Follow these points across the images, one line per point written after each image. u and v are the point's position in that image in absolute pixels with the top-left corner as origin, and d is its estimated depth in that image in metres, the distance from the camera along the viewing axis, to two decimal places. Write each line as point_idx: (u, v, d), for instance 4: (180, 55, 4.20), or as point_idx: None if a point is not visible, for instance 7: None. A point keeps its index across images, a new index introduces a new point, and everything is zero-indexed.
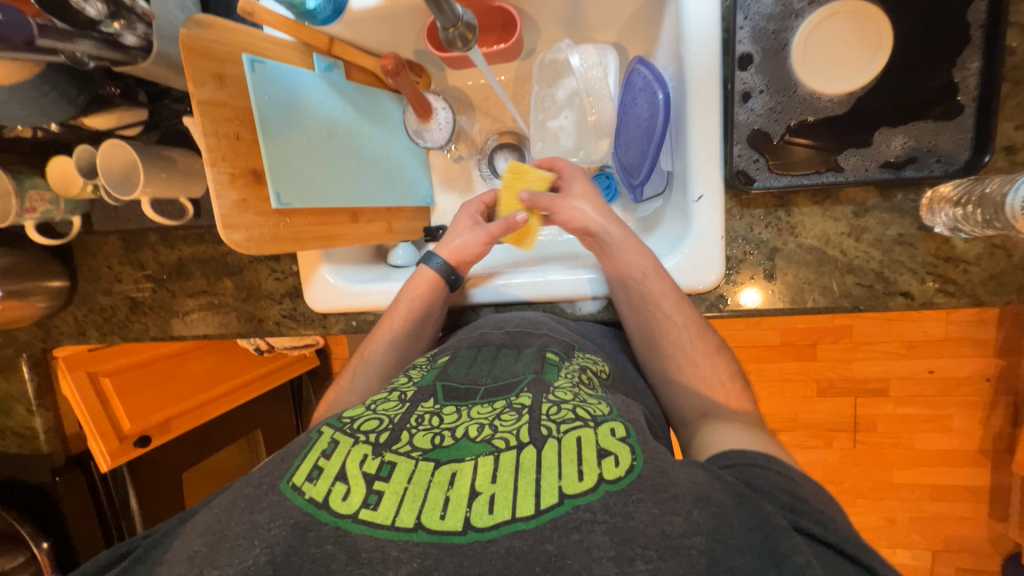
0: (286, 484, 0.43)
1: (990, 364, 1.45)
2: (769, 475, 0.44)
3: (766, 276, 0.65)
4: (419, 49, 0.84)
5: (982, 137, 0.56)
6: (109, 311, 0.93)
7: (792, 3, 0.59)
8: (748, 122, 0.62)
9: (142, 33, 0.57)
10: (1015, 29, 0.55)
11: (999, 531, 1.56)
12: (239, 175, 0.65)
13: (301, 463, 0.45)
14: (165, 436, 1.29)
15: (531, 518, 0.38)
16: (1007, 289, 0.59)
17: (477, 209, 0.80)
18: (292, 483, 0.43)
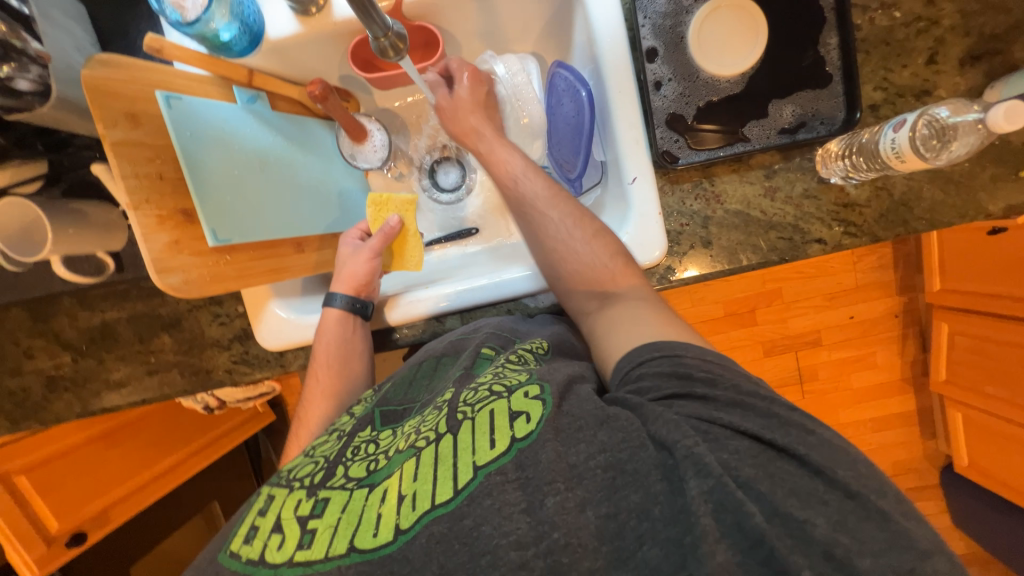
0: (226, 552, 0.52)
1: (895, 301, 1.66)
2: (721, 401, 0.50)
3: (703, 244, 0.71)
4: (344, 74, 0.84)
5: (851, 100, 0.66)
6: (21, 394, 0.82)
7: (681, 2, 0.67)
8: (663, 107, 0.69)
9: (37, 75, 0.53)
10: (859, 10, 0.67)
11: (932, 447, 1.76)
12: (167, 216, 0.61)
13: (240, 528, 0.53)
14: (104, 528, 1.15)
15: (449, 501, 0.48)
16: (895, 223, 0.69)
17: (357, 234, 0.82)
18: (237, 546, 0.52)
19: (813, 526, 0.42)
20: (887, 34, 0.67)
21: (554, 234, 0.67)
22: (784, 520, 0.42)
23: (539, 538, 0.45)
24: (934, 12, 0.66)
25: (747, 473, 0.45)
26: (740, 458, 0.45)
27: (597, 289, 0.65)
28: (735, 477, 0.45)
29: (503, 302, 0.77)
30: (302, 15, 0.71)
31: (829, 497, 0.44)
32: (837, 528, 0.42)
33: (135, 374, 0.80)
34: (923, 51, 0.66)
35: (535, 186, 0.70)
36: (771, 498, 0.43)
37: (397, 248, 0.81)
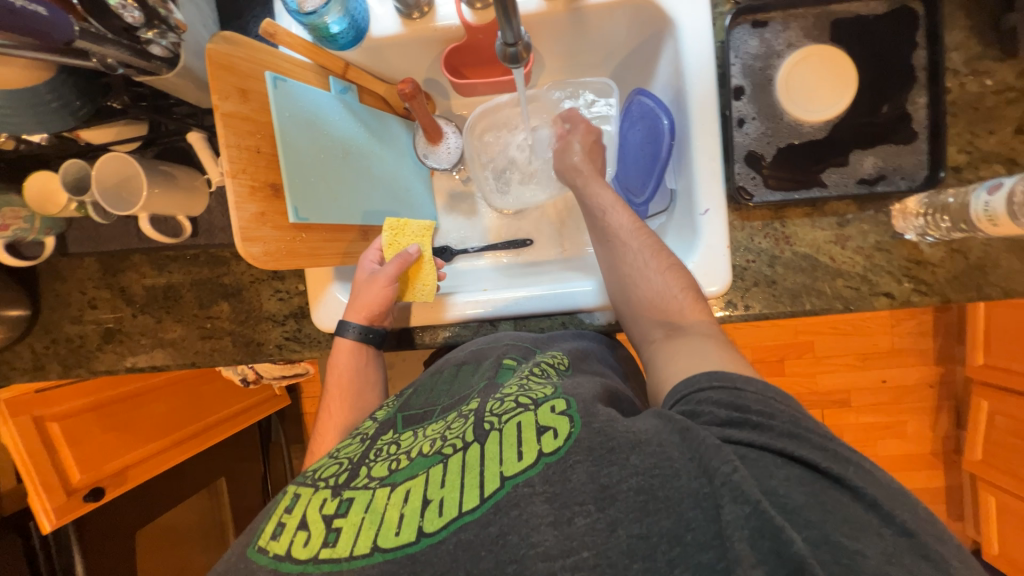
0: (254, 548, 0.50)
1: (933, 371, 1.61)
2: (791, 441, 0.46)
3: (768, 282, 0.71)
4: (429, 77, 0.87)
5: (936, 158, 0.66)
6: (77, 342, 0.84)
7: (773, 46, 0.69)
8: (744, 144, 0.70)
9: (171, 42, 0.57)
10: (950, 74, 0.67)
11: (958, 529, 1.67)
12: (258, 189, 0.63)
13: (266, 526, 0.52)
14: (120, 488, 1.14)
15: (475, 508, 0.46)
16: (968, 287, 0.68)
17: (372, 257, 0.79)
18: (262, 544, 0.50)
19: (864, 558, 0.39)
20: (975, 100, 0.67)
21: (631, 262, 0.68)
22: (833, 550, 0.40)
23: (564, 553, 0.43)
24: None
25: (795, 500, 0.42)
26: (791, 486, 0.43)
27: (666, 321, 0.64)
28: (781, 506, 0.42)
29: (558, 315, 0.77)
30: (405, 19, 0.75)
31: (881, 529, 0.42)
32: (887, 559, 0.40)
33: (189, 336, 0.82)
34: (1012, 121, 0.66)
35: (621, 219, 0.72)
36: (820, 527, 0.41)
37: (412, 274, 0.78)
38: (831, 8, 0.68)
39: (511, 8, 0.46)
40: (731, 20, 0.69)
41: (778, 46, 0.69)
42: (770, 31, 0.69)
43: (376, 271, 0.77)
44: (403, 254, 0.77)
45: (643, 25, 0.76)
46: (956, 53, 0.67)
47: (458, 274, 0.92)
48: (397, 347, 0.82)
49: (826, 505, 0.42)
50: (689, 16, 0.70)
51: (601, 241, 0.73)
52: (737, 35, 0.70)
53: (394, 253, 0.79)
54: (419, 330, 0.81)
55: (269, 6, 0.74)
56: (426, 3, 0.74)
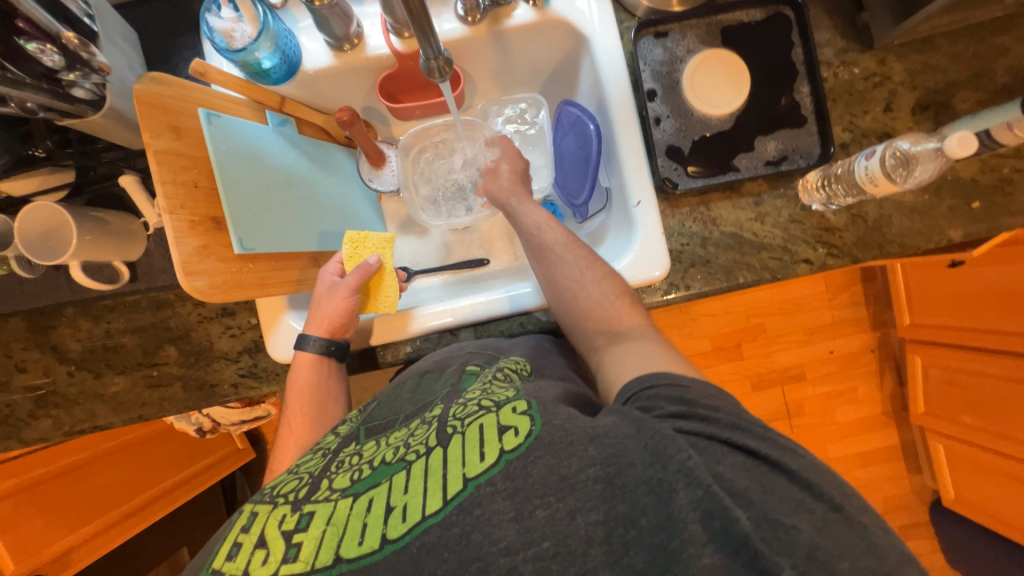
0: (209, 569, 0.49)
1: (871, 336, 1.74)
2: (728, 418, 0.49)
3: (703, 262, 0.77)
4: (367, 105, 0.90)
5: (825, 137, 0.76)
6: (4, 411, 0.77)
7: (675, 52, 0.77)
8: (663, 140, 0.77)
9: (94, 83, 0.58)
10: (824, 66, 0.78)
11: (919, 483, 1.78)
12: (198, 222, 0.62)
13: (221, 547, 0.50)
14: (63, 574, 1.02)
15: (439, 510, 0.46)
16: (872, 246, 0.76)
17: (333, 270, 0.79)
18: (218, 565, 0.49)
19: (799, 531, 0.42)
20: (849, 86, 0.77)
21: (569, 275, 0.71)
22: (772, 527, 0.42)
23: (526, 545, 0.43)
24: (886, 69, 0.77)
25: (740, 483, 0.45)
26: (735, 469, 0.46)
27: (608, 329, 0.67)
28: (728, 489, 0.44)
29: (515, 316, 0.79)
30: (337, 51, 0.78)
31: (814, 506, 0.44)
32: (819, 532, 0.42)
33: (134, 388, 0.78)
34: (880, 101, 0.77)
35: (555, 234, 0.75)
36: (760, 506, 0.43)
37: (373, 285, 0.79)
38: (719, 17, 0.77)
39: (429, 29, 0.50)
40: (636, 33, 0.77)
41: (679, 52, 0.78)
42: (670, 40, 0.78)
43: (337, 284, 0.76)
44: (362, 265, 0.77)
45: (559, 43, 0.83)
46: (827, 48, 0.78)
47: (419, 292, 0.94)
48: (364, 367, 0.82)
49: (766, 487, 0.45)
50: (598, 30, 0.77)
51: (538, 257, 0.75)
52: (643, 45, 0.78)
53: (355, 265, 0.78)
54: (383, 348, 0.80)
55: (198, 47, 0.75)
56: (355, 35, 0.77)
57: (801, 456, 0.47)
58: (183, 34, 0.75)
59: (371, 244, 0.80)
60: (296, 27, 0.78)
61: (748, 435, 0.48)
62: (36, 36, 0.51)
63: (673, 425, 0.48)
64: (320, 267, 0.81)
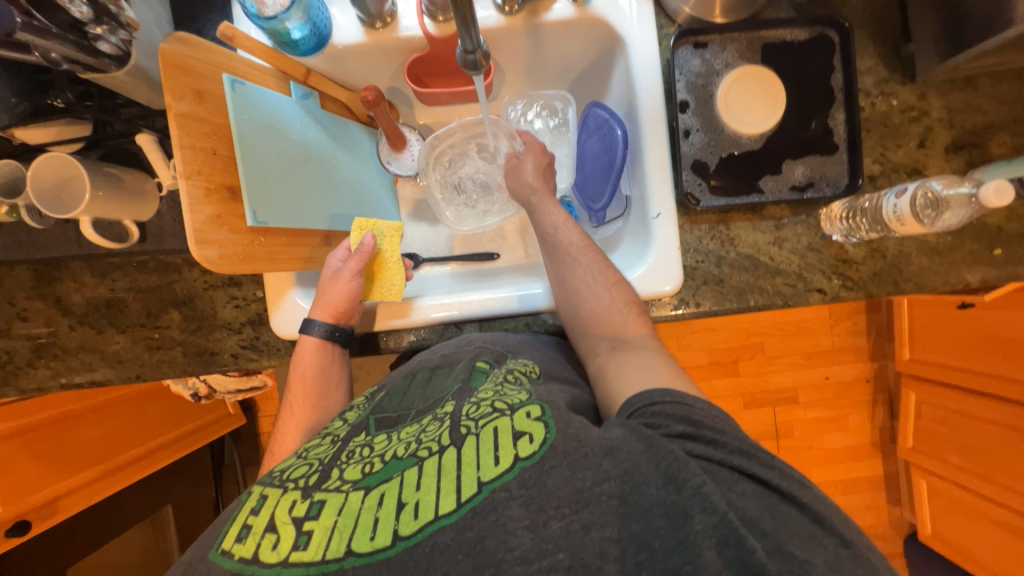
0: (216, 552, 0.49)
1: (868, 367, 1.74)
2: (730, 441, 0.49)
3: (716, 281, 0.77)
4: (392, 85, 0.89)
5: (854, 168, 0.74)
6: (3, 357, 0.77)
7: (713, 65, 0.76)
8: (690, 153, 0.76)
9: (121, 39, 0.56)
10: (862, 94, 0.76)
11: (896, 515, 1.80)
12: (214, 191, 0.61)
13: (230, 528, 0.50)
14: (48, 521, 1.03)
15: (453, 512, 0.46)
16: (888, 283, 0.76)
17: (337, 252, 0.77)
18: (226, 547, 0.49)
19: (812, 566, 0.42)
20: (884, 118, 0.76)
21: (580, 278, 0.70)
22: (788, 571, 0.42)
23: (541, 555, 0.44)
24: (925, 104, 0.75)
25: (753, 512, 0.45)
26: (747, 499, 0.46)
27: (614, 335, 0.67)
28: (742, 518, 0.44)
29: (522, 316, 0.78)
30: (368, 28, 0.77)
31: (826, 539, 0.44)
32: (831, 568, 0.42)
33: (134, 347, 0.78)
34: (915, 136, 0.76)
35: (572, 235, 0.73)
36: (774, 537, 0.43)
37: (377, 270, 0.78)
38: (762, 33, 0.75)
39: (470, 19, 0.48)
40: (675, 40, 0.75)
41: (717, 65, 0.76)
42: (709, 52, 0.76)
43: (338, 267, 0.75)
44: (361, 247, 0.76)
45: (595, 42, 0.81)
46: (867, 76, 0.76)
47: (428, 279, 0.94)
48: (365, 350, 0.81)
49: (777, 517, 0.45)
50: (636, 34, 0.75)
51: (551, 258, 0.73)
52: (680, 54, 0.76)
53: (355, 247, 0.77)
54: (386, 335, 0.80)
55: (227, 9, 0.74)
56: (389, 14, 0.75)
57: (809, 488, 0.47)
58: None
59: (378, 228, 0.79)
60: None
61: (752, 461, 0.48)
62: None
63: (683, 447, 0.49)
64: (331, 248, 0.80)
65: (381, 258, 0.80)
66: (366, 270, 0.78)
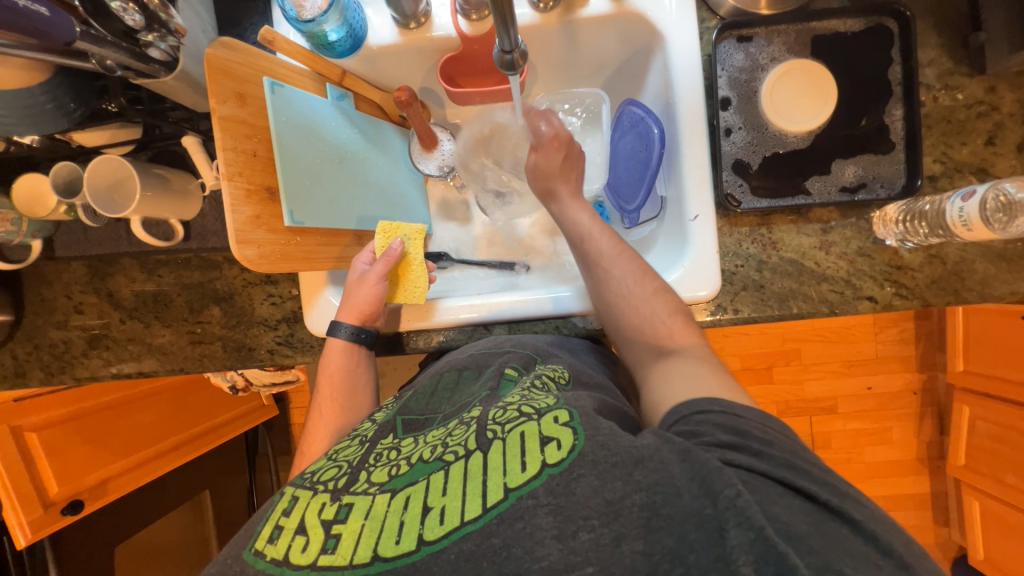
0: (249, 551, 0.51)
1: (916, 378, 1.64)
2: (774, 454, 0.47)
3: (755, 286, 0.73)
4: (425, 85, 0.89)
5: (913, 168, 0.69)
6: (61, 347, 0.82)
7: (758, 59, 0.72)
8: (731, 152, 0.73)
9: (170, 45, 0.58)
10: (923, 88, 0.71)
11: (944, 535, 1.70)
12: (254, 192, 0.63)
13: (263, 528, 0.52)
14: (99, 501, 1.10)
15: (478, 518, 0.45)
16: (947, 291, 0.70)
17: (363, 257, 0.78)
18: (259, 547, 0.51)
19: None
20: (948, 113, 0.70)
21: (618, 290, 0.68)
22: None
23: (569, 568, 0.42)
24: (995, 98, 0.69)
25: (799, 529, 0.42)
26: (798, 517, 0.43)
27: (656, 344, 0.65)
28: (787, 534, 0.42)
29: (551, 318, 0.77)
30: (402, 28, 0.77)
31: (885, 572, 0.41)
32: None
33: (178, 341, 0.81)
34: (982, 133, 0.70)
35: (606, 243, 0.72)
36: (823, 554, 0.40)
37: (401, 273, 0.78)
38: (812, 24, 0.71)
39: (510, 18, 0.47)
40: (717, 34, 0.72)
41: (762, 60, 0.72)
42: (754, 46, 0.72)
43: (365, 270, 0.77)
44: (388, 252, 0.77)
45: (633, 38, 0.78)
46: (929, 69, 0.71)
47: (459, 279, 0.94)
48: (390, 349, 0.82)
49: (826, 533, 0.42)
50: (677, 28, 0.73)
51: (587, 266, 0.72)
52: (723, 49, 0.73)
53: (382, 251, 0.78)
54: (416, 334, 0.81)
55: (267, 13, 0.75)
56: (423, 14, 0.75)
57: (868, 507, 0.45)
58: None
59: (403, 231, 0.80)
60: (364, 0, 0.77)
61: (799, 474, 0.46)
62: None
63: (720, 456, 0.46)
64: (361, 247, 0.81)
65: (406, 261, 0.80)
66: (392, 274, 0.79)
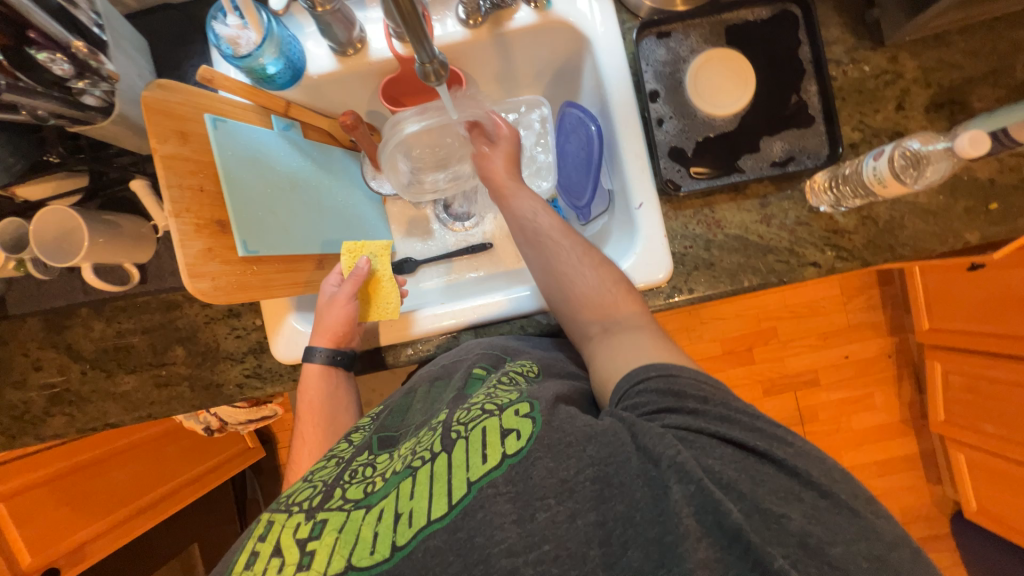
0: None
1: (888, 341, 1.69)
2: (711, 410, 0.49)
3: (706, 265, 0.76)
4: (372, 109, 0.91)
5: (833, 138, 0.74)
6: (21, 408, 0.80)
7: (679, 53, 0.77)
8: (665, 141, 0.76)
9: (104, 91, 0.60)
10: (833, 64, 0.76)
11: (938, 493, 1.73)
12: (204, 226, 0.63)
13: (239, 556, 0.51)
14: (78, 566, 1.05)
15: (445, 515, 0.47)
16: (883, 249, 0.74)
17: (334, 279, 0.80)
18: (236, 574, 0.50)
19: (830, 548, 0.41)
20: (859, 84, 0.76)
21: (565, 263, 0.69)
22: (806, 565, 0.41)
23: (528, 548, 0.44)
24: (898, 67, 0.75)
25: (730, 475, 0.45)
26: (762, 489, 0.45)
27: (603, 317, 0.65)
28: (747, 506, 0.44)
29: (516, 319, 0.79)
30: (340, 56, 0.79)
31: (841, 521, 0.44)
32: (810, 520, 0.43)
33: (143, 387, 0.80)
34: (892, 99, 0.75)
35: (551, 220, 0.73)
36: (751, 497, 0.44)
37: (372, 290, 0.80)
38: (724, 16, 0.76)
39: (422, 35, 0.50)
40: (638, 34, 0.77)
41: (683, 52, 0.77)
42: (674, 40, 0.77)
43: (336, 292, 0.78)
44: (356, 270, 0.79)
45: (562, 44, 0.82)
46: (836, 46, 0.76)
47: (429, 295, 0.95)
48: (369, 368, 0.82)
49: (755, 478, 0.46)
50: (601, 31, 0.77)
51: (532, 244, 0.73)
52: (645, 46, 0.77)
53: (350, 270, 0.80)
54: (387, 350, 0.81)
55: (206, 54, 0.77)
56: (359, 40, 0.78)
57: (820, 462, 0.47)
58: (192, 41, 0.77)
59: (368, 250, 0.82)
60: (302, 33, 0.80)
61: (732, 426, 0.48)
62: (47, 47, 0.54)
63: (658, 420, 0.49)
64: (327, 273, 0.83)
65: (376, 278, 0.81)
66: (361, 293, 0.80)
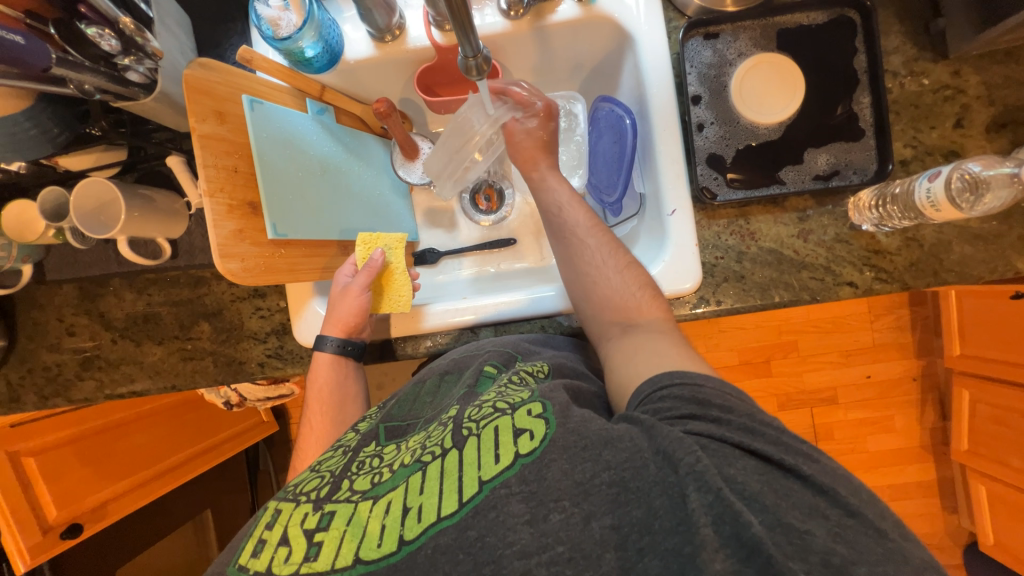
0: (233, 566, 0.51)
1: (915, 364, 1.64)
2: (736, 419, 0.48)
3: (737, 277, 0.74)
4: (405, 96, 0.90)
5: (883, 153, 0.70)
6: (54, 370, 0.83)
7: (725, 55, 0.74)
8: (704, 147, 0.74)
9: (147, 68, 0.61)
10: (889, 75, 0.72)
11: (953, 523, 1.68)
12: (235, 207, 0.64)
13: (246, 543, 0.52)
14: (99, 523, 1.10)
15: (454, 513, 0.47)
16: (926, 274, 0.71)
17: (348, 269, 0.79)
18: (243, 561, 0.51)
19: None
20: (915, 98, 0.72)
21: (589, 261, 0.69)
22: None
23: (541, 549, 0.44)
24: (960, 82, 0.71)
25: (753, 487, 0.44)
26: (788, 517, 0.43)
27: (623, 318, 0.65)
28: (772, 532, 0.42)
29: (536, 318, 0.78)
30: (378, 42, 0.79)
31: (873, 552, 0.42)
32: (835, 539, 0.42)
33: (169, 358, 0.82)
34: (950, 116, 0.71)
35: (578, 217, 0.73)
36: (774, 510, 0.43)
37: (384, 283, 0.79)
38: (776, 19, 0.73)
39: (469, 26, 0.50)
40: (684, 33, 0.74)
41: (730, 55, 0.74)
42: (721, 42, 0.74)
43: (348, 284, 0.77)
44: (370, 263, 0.78)
45: (602, 40, 0.80)
46: (894, 56, 0.72)
47: (447, 287, 0.95)
48: (387, 357, 0.83)
49: (778, 491, 0.44)
50: (646, 28, 0.74)
51: (559, 238, 0.73)
52: (690, 47, 0.74)
53: (364, 262, 0.79)
54: (406, 341, 0.82)
55: (246, 33, 0.78)
56: (397, 26, 0.77)
57: (849, 489, 0.46)
58: (233, 20, 0.77)
59: (383, 242, 0.80)
60: (341, 16, 0.79)
61: (756, 437, 0.47)
62: (95, 22, 0.55)
63: (683, 426, 0.48)
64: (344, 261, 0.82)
65: (390, 271, 0.80)
66: (375, 285, 0.79)
